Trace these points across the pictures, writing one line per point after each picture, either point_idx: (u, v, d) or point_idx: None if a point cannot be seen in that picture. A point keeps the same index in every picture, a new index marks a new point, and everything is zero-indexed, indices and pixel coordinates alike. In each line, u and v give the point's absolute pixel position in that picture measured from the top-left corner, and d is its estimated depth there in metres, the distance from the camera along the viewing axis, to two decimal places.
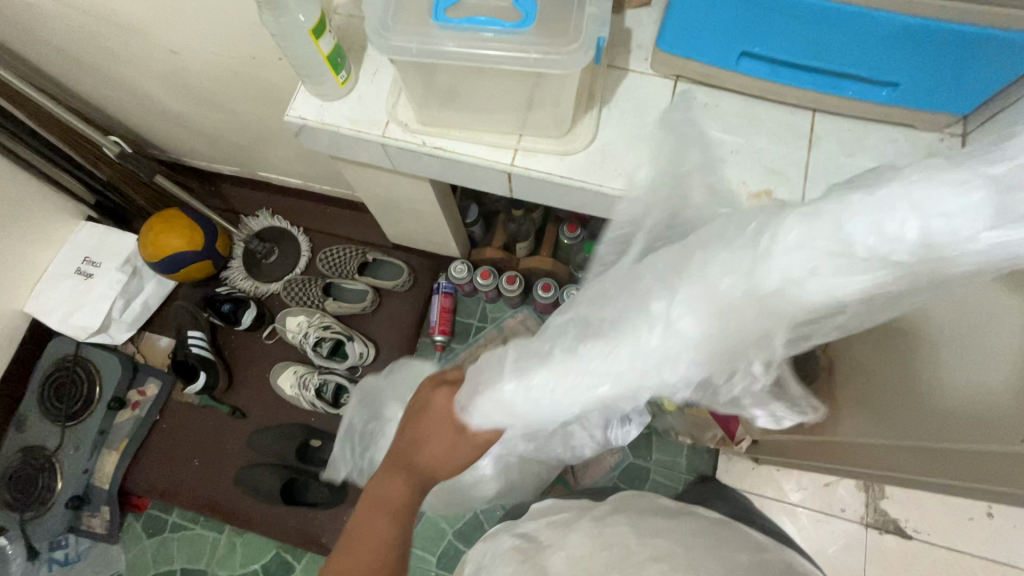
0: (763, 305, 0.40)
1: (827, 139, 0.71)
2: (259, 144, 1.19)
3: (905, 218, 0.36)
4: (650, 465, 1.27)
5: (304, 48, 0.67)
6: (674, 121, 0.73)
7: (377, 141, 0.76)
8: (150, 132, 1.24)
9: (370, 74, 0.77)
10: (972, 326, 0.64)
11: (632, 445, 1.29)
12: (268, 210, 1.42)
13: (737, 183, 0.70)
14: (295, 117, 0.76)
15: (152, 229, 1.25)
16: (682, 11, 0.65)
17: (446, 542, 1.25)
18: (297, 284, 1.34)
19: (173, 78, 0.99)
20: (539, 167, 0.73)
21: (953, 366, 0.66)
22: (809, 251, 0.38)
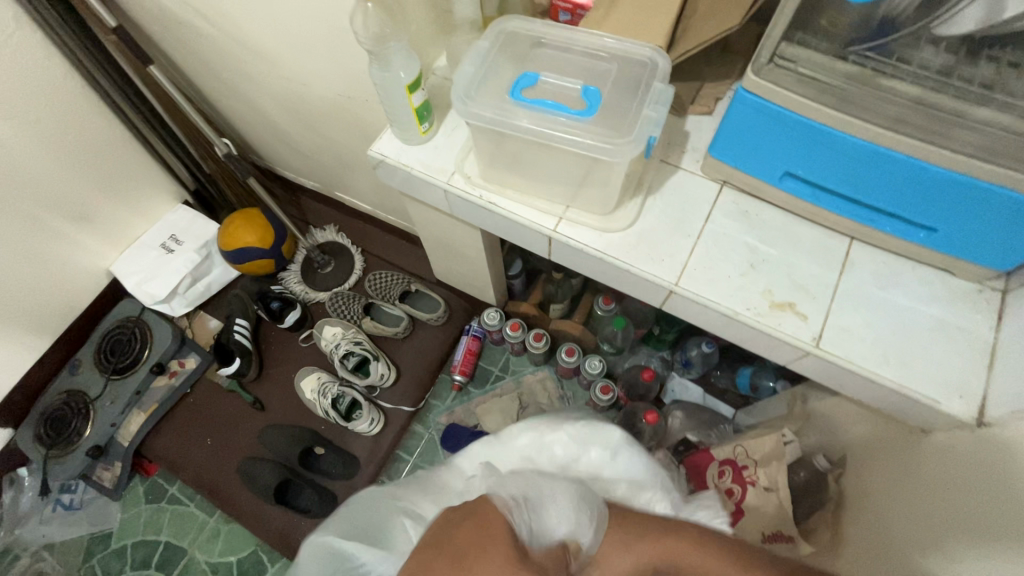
0: (895, 362, 0.67)
1: (861, 270, 0.73)
2: (343, 169, 1.32)
3: (859, 305, 0.71)
4: None
5: (397, 98, 0.78)
6: (713, 221, 0.78)
7: (440, 187, 0.85)
8: (256, 141, 1.41)
9: (449, 129, 0.87)
10: (972, 471, 0.62)
11: None
12: (335, 226, 1.56)
13: (762, 290, 0.72)
14: (376, 152, 0.87)
15: (233, 222, 1.39)
16: (735, 127, 0.70)
17: None
18: (342, 298, 1.45)
19: (287, 102, 1.14)
20: (578, 238, 0.78)
21: (959, 507, 0.63)
22: (872, 339, 0.69)
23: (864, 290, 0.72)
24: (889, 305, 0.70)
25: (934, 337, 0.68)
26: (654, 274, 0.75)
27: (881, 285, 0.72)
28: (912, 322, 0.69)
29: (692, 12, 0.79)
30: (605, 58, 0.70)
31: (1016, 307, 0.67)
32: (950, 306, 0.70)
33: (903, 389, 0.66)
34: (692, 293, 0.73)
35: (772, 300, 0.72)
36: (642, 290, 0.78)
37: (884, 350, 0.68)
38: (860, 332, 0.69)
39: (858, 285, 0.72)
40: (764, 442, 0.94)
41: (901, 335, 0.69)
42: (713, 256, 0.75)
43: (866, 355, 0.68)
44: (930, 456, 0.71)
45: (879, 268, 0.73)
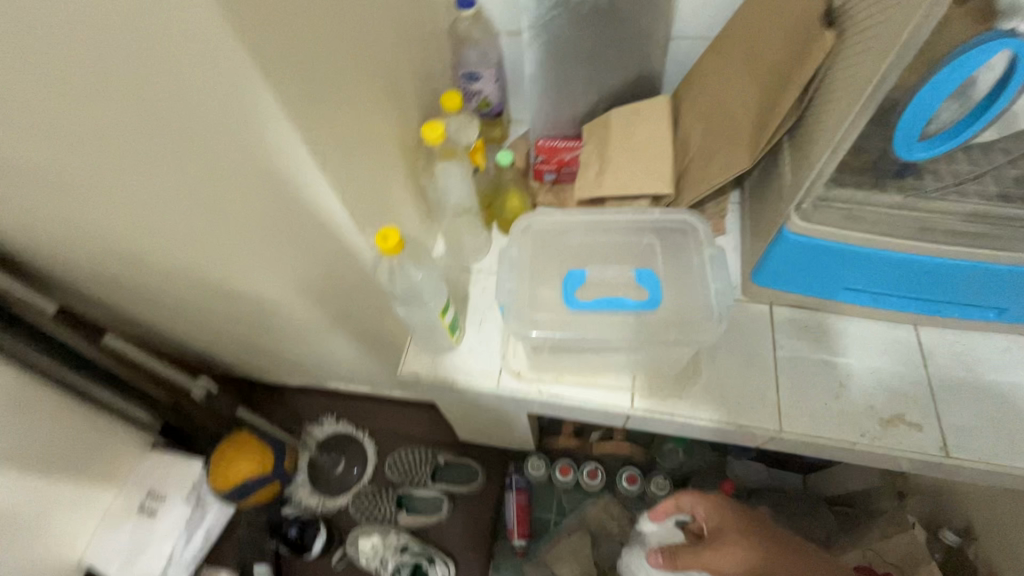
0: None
1: (940, 356, 0.72)
2: (336, 362, 1.21)
3: (961, 396, 0.69)
4: None
5: (427, 323, 0.71)
6: (782, 347, 0.75)
7: (489, 391, 0.77)
8: (224, 358, 1.26)
9: (476, 324, 0.81)
10: None
11: None
12: (332, 415, 1.42)
13: (865, 409, 0.69)
14: (408, 372, 0.79)
15: (222, 456, 1.23)
16: (783, 259, 0.69)
17: None
18: (366, 496, 1.30)
19: (264, 326, 1.02)
20: (659, 408, 0.72)
21: None
22: (989, 428, 0.67)
23: (956, 377, 0.70)
24: (985, 387, 0.70)
25: None
26: (754, 425, 0.70)
27: (970, 368, 0.71)
28: (1015, 400, 0.68)
29: (684, 155, 0.80)
30: (640, 235, 0.70)
31: None
32: None
33: None
34: (799, 435, 0.69)
35: (880, 417, 0.69)
36: (741, 440, 0.73)
37: (1009, 436, 0.66)
38: (976, 424, 0.67)
39: (948, 372, 0.71)
40: (895, 544, 0.87)
41: (1015, 419, 0.67)
42: (800, 387, 0.72)
43: (996, 450, 0.65)
44: None
45: (957, 349, 0.72)
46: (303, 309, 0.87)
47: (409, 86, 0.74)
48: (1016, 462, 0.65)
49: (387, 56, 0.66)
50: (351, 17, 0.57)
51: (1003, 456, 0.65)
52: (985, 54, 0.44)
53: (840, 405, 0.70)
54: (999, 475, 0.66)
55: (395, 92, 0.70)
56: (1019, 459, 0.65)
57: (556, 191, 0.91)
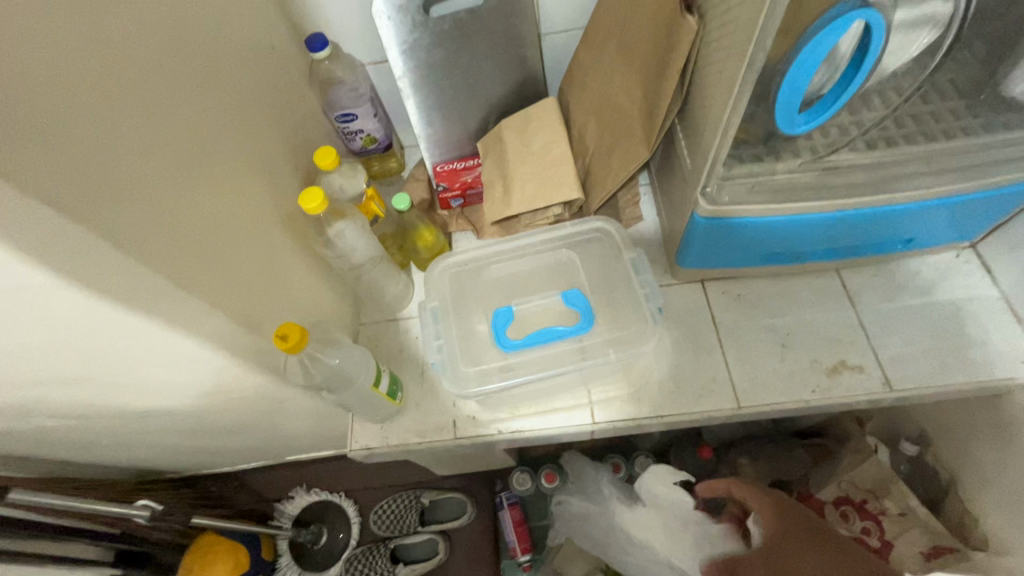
0: (957, 362, 0.68)
1: (865, 294, 0.74)
2: (290, 438, 1.14)
3: (891, 327, 0.72)
4: None
5: (363, 399, 0.66)
6: (722, 322, 0.75)
7: (448, 445, 0.73)
8: (166, 467, 1.15)
9: (418, 377, 0.77)
10: None
11: None
12: (302, 486, 1.34)
13: (811, 364, 0.71)
14: (358, 448, 0.74)
15: (189, 565, 1.12)
16: (702, 242, 0.68)
17: None
18: (358, 560, 1.22)
19: (199, 430, 0.95)
20: (621, 416, 0.71)
21: None
22: (923, 352, 0.70)
23: (882, 310, 0.73)
24: (910, 313, 0.73)
25: (962, 320, 0.71)
26: (715, 408, 0.70)
27: (893, 299, 0.74)
28: (937, 318, 0.72)
29: (583, 154, 0.78)
30: (557, 253, 0.67)
31: (999, 260, 0.72)
32: (950, 283, 0.74)
33: (981, 382, 0.67)
34: (758, 406, 0.69)
35: (824, 367, 0.70)
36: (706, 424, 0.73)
37: (942, 355, 0.69)
38: (912, 352, 0.70)
39: (875, 307, 0.73)
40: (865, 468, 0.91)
41: (941, 337, 0.70)
42: (748, 358, 0.72)
43: (932, 372, 0.68)
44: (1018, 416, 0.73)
45: (877, 283, 0.75)
46: (232, 409, 0.80)
47: (275, 153, 0.67)
48: (950, 379, 0.68)
49: (236, 132, 0.59)
50: (177, 109, 0.50)
51: (940, 377, 0.68)
52: (845, 25, 0.44)
53: (787, 366, 0.71)
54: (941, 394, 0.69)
55: (259, 167, 0.63)
56: (954, 375, 0.68)
57: (468, 216, 0.87)
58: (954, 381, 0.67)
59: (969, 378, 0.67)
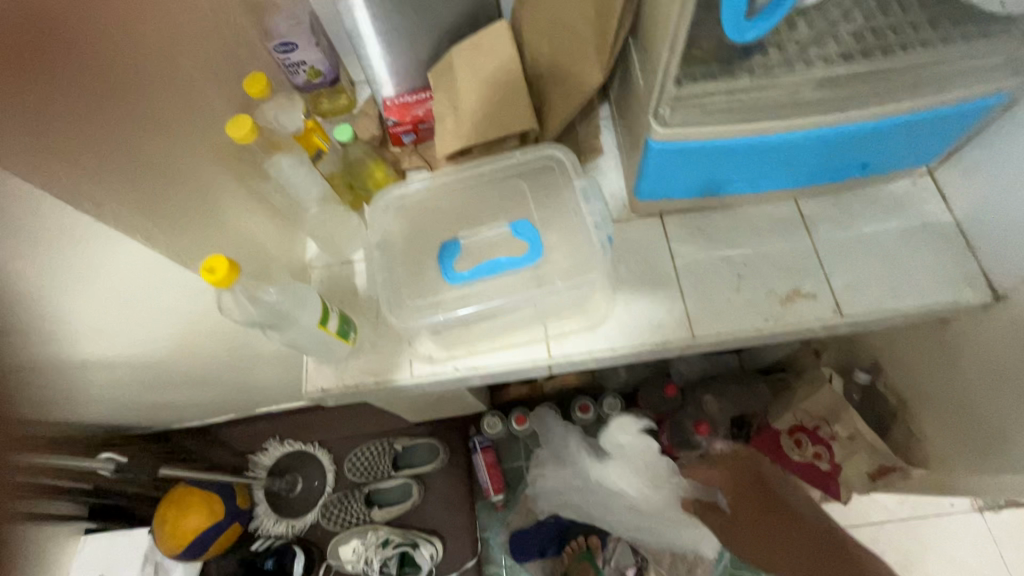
0: (906, 287, 0.69)
1: (821, 223, 0.74)
2: (256, 389, 1.13)
3: (845, 256, 0.72)
4: None
5: (311, 339, 0.65)
6: (679, 255, 0.74)
7: (405, 384, 0.73)
8: (131, 422, 1.14)
9: (373, 318, 0.75)
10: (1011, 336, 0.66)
11: None
12: (275, 437, 1.35)
13: (764, 293, 0.71)
14: (314, 390, 0.73)
15: (165, 518, 1.14)
16: (656, 171, 0.66)
17: None
18: (334, 505, 1.25)
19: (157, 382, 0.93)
20: (577, 349, 0.71)
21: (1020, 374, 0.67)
22: (874, 278, 0.70)
23: (837, 238, 0.73)
24: (863, 241, 0.72)
25: (916, 246, 0.71)
26: (669, 339, 0.70)
27: (848, 227, 0.73)
28: (892, 245, 0.72)
29: (536, 83, 0.74)
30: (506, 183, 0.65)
31: (954, 184, 0.71)
32: (905, 210, 0.73)
33: (927, 305, 0.68)
34: (711, 336, 0.70)
35: (779, 296, 0.70)
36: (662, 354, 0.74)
37: (892, 281, 0.70)
38: (863, 278, 0.70)
39: (830, 236, 0.73)
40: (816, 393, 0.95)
41: (892, 263, 0.71)
42: (702, 289, 0.72)
43: (882, 297, 0.69)
44: (963, 339, 0.74)
45: (833, 212, 0.74)
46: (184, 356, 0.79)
47: (203, 78, 0.61)
48: (898, 303, 0.69)
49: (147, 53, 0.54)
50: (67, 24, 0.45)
51: (888, 300, 0.69)
52: None
53: (742, 296, 0.71)
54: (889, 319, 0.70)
55: (183, 93, 0.58)
56: (901, 299, 0.69)
57: (421, 153, 0.84)
58: (902, 304, 0.68)
59: (916, 302, 0.68)
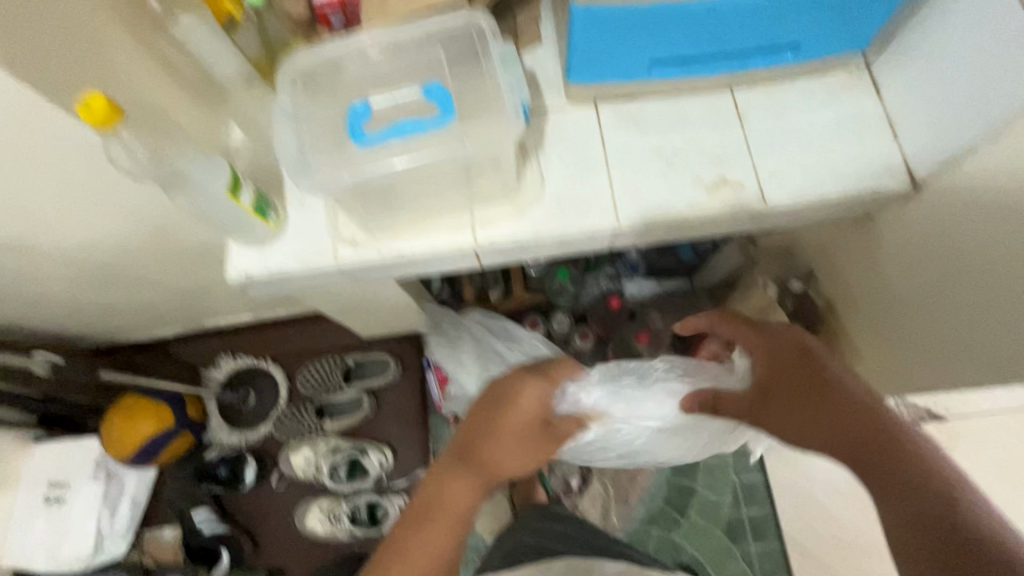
0: (829, 175, 0.70)
1: (755, 113, 0.73)
2: (199, 295, 1.12)
3: (775, 145, 0.71)
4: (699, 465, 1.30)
5: (222, 212, 0.63)
6: (610, 143, 0.73)
7: (330, 269, 0.72)
8: (71, 329, 1.13)
9: (298, 203, 0.74)
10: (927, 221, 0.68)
11: None
12: (228, 353, 1.35)
13: (691, 180, 0.71)
14: (237, 274, 0.72)
15: (115, 422, 1.16)
16: (584, 45, 0.64)
17: None
18: (287, 418, 1.26)
19: (87, 273, 0.92)
20: (503, 234, 0.70)
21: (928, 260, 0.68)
22: (800, 167, 0.70)
23: (769, 129, 0.72)
24: (794, 132, 0.72)
25: (844, 136, 0.71)
26: (594, 225, 0.70)
27: (781, 117, 0.72)
28: (822, 135, 0.71)
29: None
30: (424, 50, 0.63)
31: (887, 74, 0.71)
32: (839, 101, 0.73)
33: (848, 194, 0.69)
34: (636, 221, 0.70)
35: (705, 183, 0.70)
36: (590, 244, 0.74)
37: (818, 170, 0.70)
38: (790, 167, 0.70)
39: (762, 126, 0.72)
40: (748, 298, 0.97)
41: (819, 153, 0.71)
42: (630, 176, 0.71)
43: (806, 185, 0.69)
44: (886, 234, 0.75)
45: (768, 102, 0.73)
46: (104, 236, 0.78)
47: None
48: (819, 191, 0.69)
49: None
50: None
51: (810, 188, 0.69)
52: None
53: (669, 184, 0.71)
54: (812, 209, 0.71)
55: None
56: (823, 187, 0.69)
57: None
58: (824, 192, 0.69)
59: (839, 190, 0.69)
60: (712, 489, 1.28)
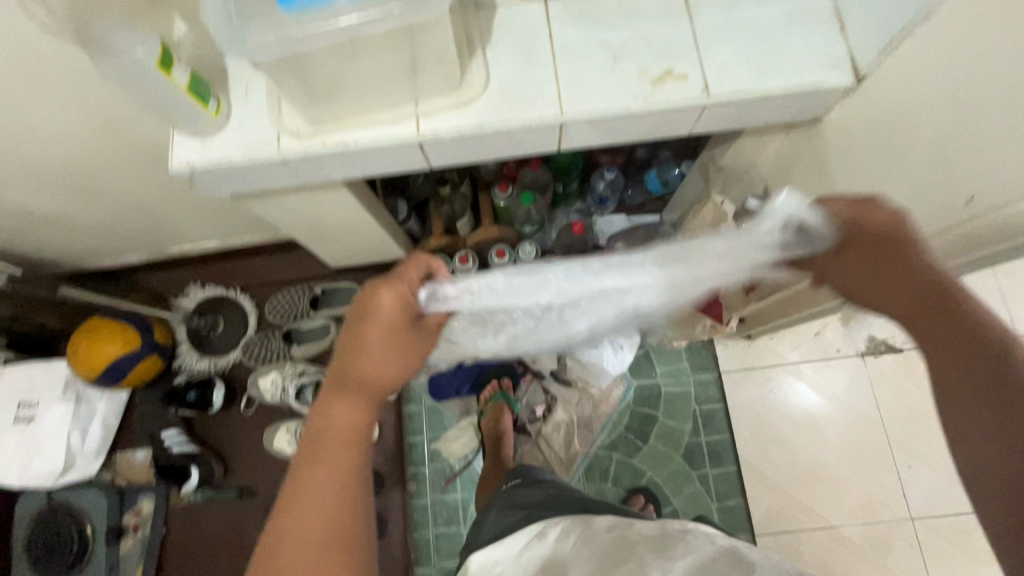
0: (777, 68, 0.69)
1: (704, 7, 0.72)
2: (161, 215, 1.11)
3: (724, 38, 0.71)
4: (661, 395, 1.34)
5: (159, 91, 0.64)
6: (558, 36, 0.72)
7: (275, 160, 0.71)
8: (30, 248, 1.11)
9: (242, 95, 0.72)
10: (869, 115, 0.68)
11: (639, 384, 1.35)
12: (196, 283, 1.35)
13: (637, 73, 0.70)
14: (181, 164, 0.71)
15: (80, 344, 1.15)
16: None
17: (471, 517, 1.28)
18: (254, 344, 1.30)
19: (37, 179, 0.90)
20: (447, 126, 0.70)
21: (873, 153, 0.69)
22: (747, 60, 0.70)
23: (719, 23, 0.71)
24: (743, 26, 0.71)
25: (793, 30, 0.70)
26: (537, 117, 0.70)
27: (730, 10, 0.72)
28: (771, 29, 0.71)
29: None
30: None
31: None
32: None
33: (795, 87, 0.68)
34: (580, 114, 0.69)
35: (650, 77, 0.70)
36: (536, 141, 0.74)
37: (766, 63, 0.69)
38: (738, 60, 0.70)
39: (712, 20, 0.71)
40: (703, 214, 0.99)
41: (766, 47, 0.70)
42: (577, 69, 0.71)
43: (752, 77, 0.69)
44: (833, 135, 0.76)
45: None
46: None
47: None
48: (765, 84, 0.69)
49: None
50: None
51: (755, 81, 0.69)
52: None
53: (616, 77, 0.70)
54: (759, 104, 0.70)
55: None
56: (769, 79, 0.69)
57: None
58: (770, 85, 0.69)
59: (786, 83, 0.69)
60: (672, 418, 1.32)
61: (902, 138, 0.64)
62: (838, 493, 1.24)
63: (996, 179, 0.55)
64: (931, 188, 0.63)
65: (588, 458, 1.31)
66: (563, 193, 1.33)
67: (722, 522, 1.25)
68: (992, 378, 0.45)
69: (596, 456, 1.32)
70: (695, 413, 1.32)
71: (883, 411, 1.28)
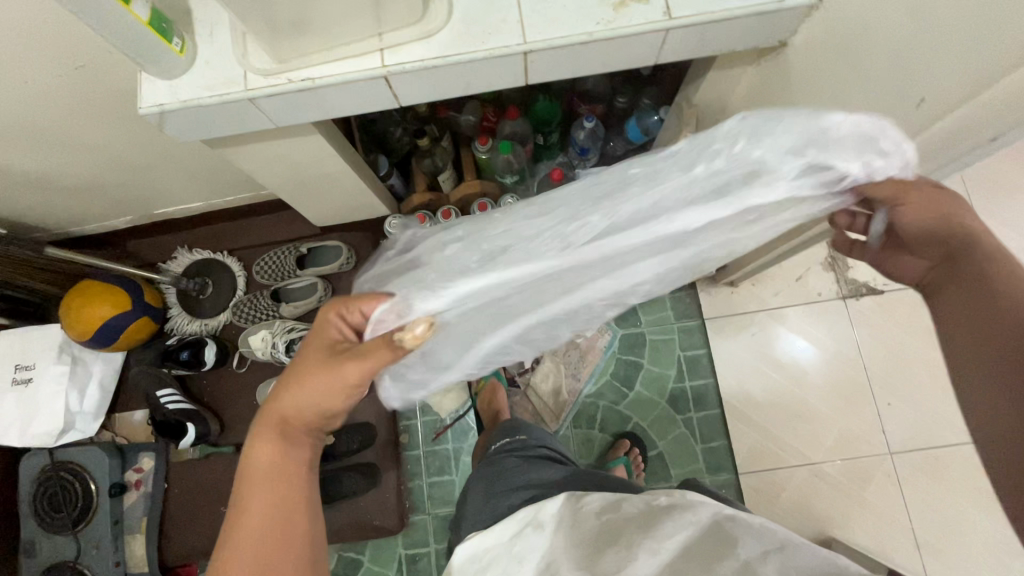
0: None
1: None
2: (142, 173, 1.12)
3: None
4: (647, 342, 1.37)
5: (121, 30, 0.65)
6: None
7: (243, 100, 0.72)
8: (15, 211, 1.13)
9: (207, 36, 0.73)
10: (829, 33, 0.68)
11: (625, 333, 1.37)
12: (184, 247, 1.37)
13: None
14: (150, 106, 0.72)
15: (72, 305, 1.17)
16: None
17: (463, 466, 1.32)
18: (244, 304, 1.30)
19: (13, 135, 0.91)
20: (411, 59, 0.71)
21: (841, 72, 0.69)
22: None
23: None
24: None
25: None
26: (501, 45, 0.70)
27: None
28: None
29: None
30: None
31: None
32: None
33: (760, 7, 0.68)
34: (543, 41, 0.70)
35: (612, 2, 0.70)
36: (501, 72, 0.74)
37: None
38: None
39: None
40: None
41: None
42: None
43: None
44: (801, 59, 0.76)
45: None
46: None
47: None
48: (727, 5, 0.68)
49: None
50: None
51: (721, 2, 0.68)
52: None
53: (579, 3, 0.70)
54: (722, 27, 0.71)
55: None
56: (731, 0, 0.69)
57: None
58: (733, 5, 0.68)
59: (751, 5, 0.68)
60: (658, 364, 1.35)
61: (867, 53, 0.63)
62: (820, 432, 1.27)
63: (948, 83, 0.56)
64: (894, 103, 0.64)
65: (576, 406, 1.34)
66: (544, 145, 1.33)
67: (707, 464, 1.28)
68: (1007, 352, 0.48)
69: (584, 404, 1.34)
70: (680, 359, 1.35)
71: (864, 352, 1.30)
